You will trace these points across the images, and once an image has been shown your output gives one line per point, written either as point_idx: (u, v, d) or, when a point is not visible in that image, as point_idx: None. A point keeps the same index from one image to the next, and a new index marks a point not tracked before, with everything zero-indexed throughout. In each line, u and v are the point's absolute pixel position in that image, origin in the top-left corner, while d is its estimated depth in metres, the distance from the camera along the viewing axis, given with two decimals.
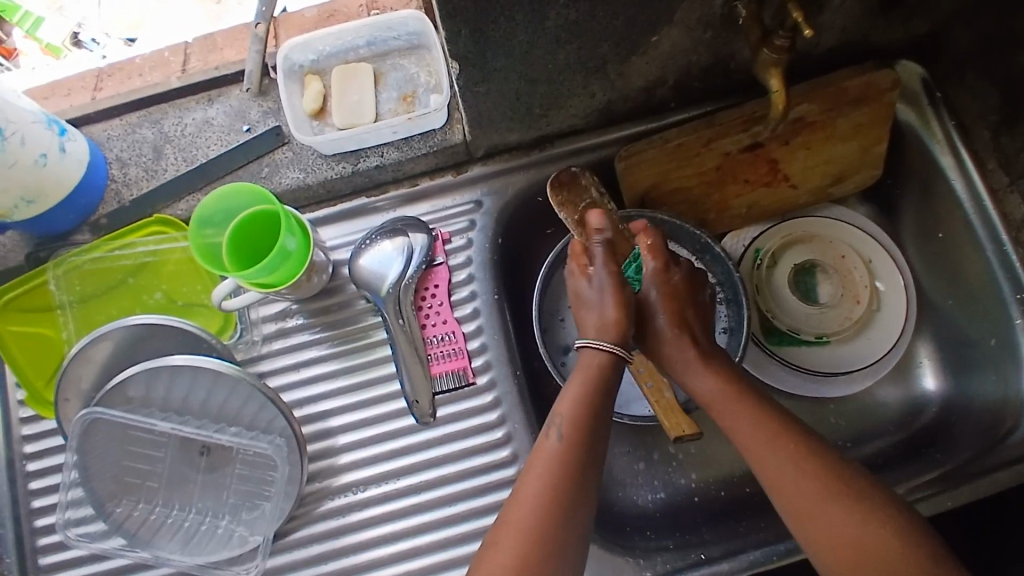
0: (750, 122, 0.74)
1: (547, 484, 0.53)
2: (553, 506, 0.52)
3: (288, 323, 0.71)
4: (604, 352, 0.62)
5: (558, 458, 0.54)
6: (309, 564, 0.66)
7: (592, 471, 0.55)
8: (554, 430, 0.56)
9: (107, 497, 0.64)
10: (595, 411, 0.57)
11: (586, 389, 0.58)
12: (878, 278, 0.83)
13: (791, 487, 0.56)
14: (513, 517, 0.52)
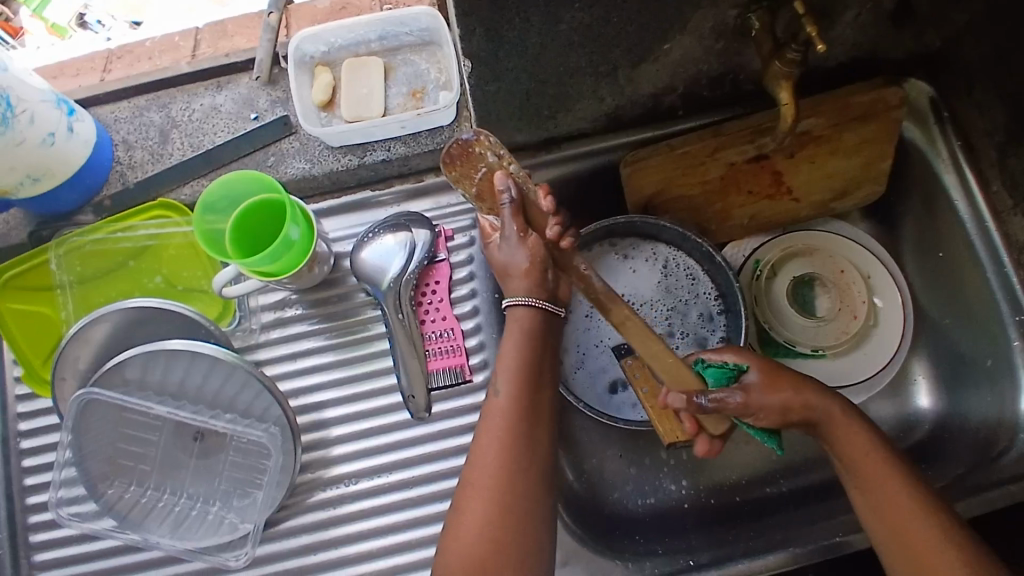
0: (756, 133, 0.74)
1: (497, 440, 0.56)
2: (508, 458, 0.56)
3: (286, 313, 0.72)
4: (540, 309, 0.61)
5: (506, 412, 0.57)
6: (299, 553, 0.66)
7: (537, 418, 0.58)
8: (499, 386, 0.59)
9: (100, 477, 0.64)
10: (537, 364, 0.60)
11: (525, 342, 0.60)
12: (876, 294, 0.84)
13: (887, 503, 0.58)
14: (478, 475, 0.56)
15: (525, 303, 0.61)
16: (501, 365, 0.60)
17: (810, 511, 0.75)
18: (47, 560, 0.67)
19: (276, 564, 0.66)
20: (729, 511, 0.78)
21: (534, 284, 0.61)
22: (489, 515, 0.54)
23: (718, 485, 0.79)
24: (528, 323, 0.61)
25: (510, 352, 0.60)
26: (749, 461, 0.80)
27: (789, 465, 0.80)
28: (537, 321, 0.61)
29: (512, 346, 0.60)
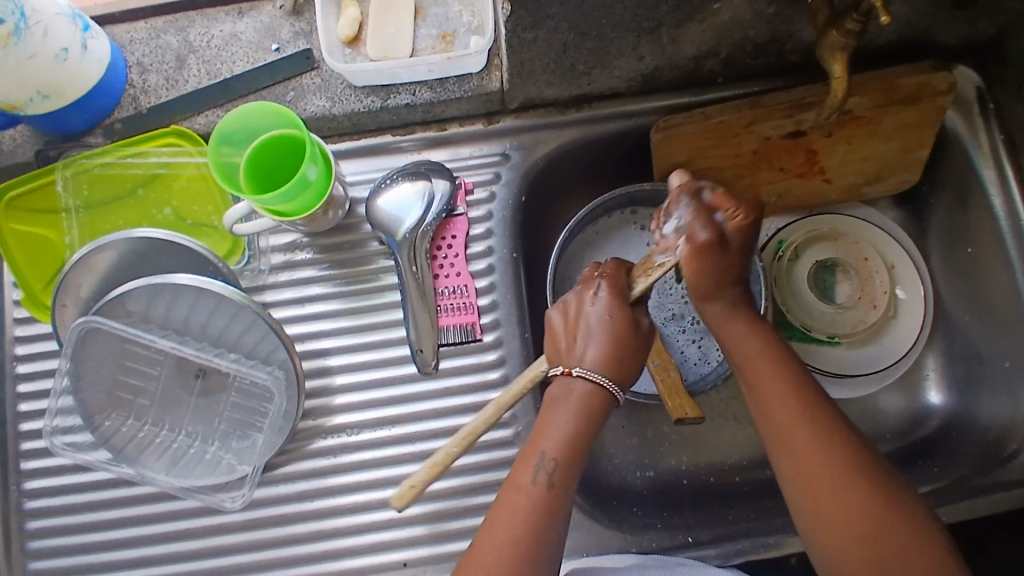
0: (796, 107, 0.71)
1: (517, 534, 0.50)
2: (527, 557, 0.50)
3: (296, 256, 0.70)
4: (605, 387, 0.56)
5: (542, 504, 0.52)
6: (295, 499, 0.66)
7: (564, 518, 0.52)
8: (542, 473, 0.53)
9: (97, 409, 0.62)
10: (582, 454, 0.54)
11: (578, 427, 0.54)
12: (898, 285, 0.81)
13: (824, 490, 0.52)
14: (480, 572, 0.50)
15: (591, 375, 0.55)
16: (542, 444, 0.54)
17: None
18: (38, 487, 0.66)
19: (271, 508, 0.65)
20: (729, 491, 0.77)
21: (608, 358, 0.56)
22: None
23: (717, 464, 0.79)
24: (585, 400, 0.55)
25: (560, 426, 0.54)
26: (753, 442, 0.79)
27: None
28: (599, 403, 0.56)
29: (565, 423, 0.54)
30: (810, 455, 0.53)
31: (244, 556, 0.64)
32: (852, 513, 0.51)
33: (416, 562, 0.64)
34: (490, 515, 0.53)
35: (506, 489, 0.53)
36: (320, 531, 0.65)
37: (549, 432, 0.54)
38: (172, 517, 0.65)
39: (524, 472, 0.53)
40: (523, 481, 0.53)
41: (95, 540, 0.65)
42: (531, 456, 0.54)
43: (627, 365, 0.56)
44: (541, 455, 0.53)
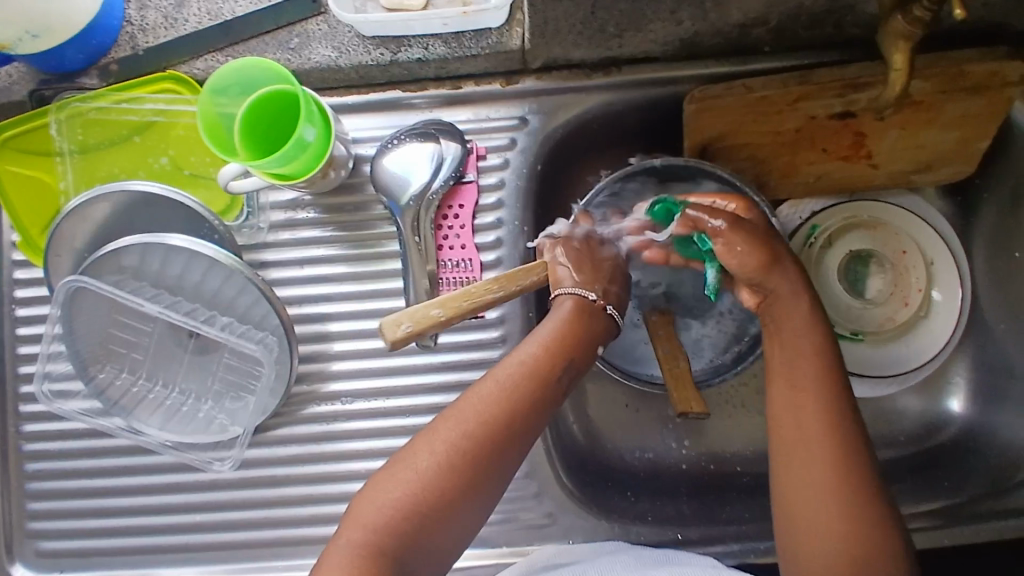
0: (848, 87, 0.64)
1: (511, 402, 0.51)
2: (514, 425, 0.51)
3: (298, 216, 0.66)
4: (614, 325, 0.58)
5: (537, 385, 0.52)
6: (288, 462, 0.65)
7: (552, 408, 0.53)
8: (548, 361, 0.53)
9: (90, 360, 0.62)
10: (583, 352, 0.54)
11: (579, 330, 0.55)
12: (935, 286, 0.76)
13: (804, 467, 0.52)
14: (461, 420, 0.50)
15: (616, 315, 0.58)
16: (546, 335, 0.54)
17: None
18: (37, 430, 0.66)
19: (263, 469, 0.65)
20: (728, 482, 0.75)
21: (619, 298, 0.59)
22: (449, 455, 0.49)
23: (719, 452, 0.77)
24: (595, 318, 0.56)
25: (558, 330, 0.54)
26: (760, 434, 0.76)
27: None
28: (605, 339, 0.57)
29: (569, 327, 0.54)
30: (811, 415, 0.53)
31: (235, 513, 0.65)
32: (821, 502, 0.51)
33: None
34: (487, 374, 0.53)
35: (508, 356, 0.53)
36: (310, 497, 0.65)
37: (555, 327, 0.54)
38: (166, 469, 0.65)
39: (531, 342, 0.54)
40: (532, 355, 0.53)
41: (92, 485, 0.66)
42: (544, 337, 0.54)
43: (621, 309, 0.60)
44: (550, 345, 0.53)
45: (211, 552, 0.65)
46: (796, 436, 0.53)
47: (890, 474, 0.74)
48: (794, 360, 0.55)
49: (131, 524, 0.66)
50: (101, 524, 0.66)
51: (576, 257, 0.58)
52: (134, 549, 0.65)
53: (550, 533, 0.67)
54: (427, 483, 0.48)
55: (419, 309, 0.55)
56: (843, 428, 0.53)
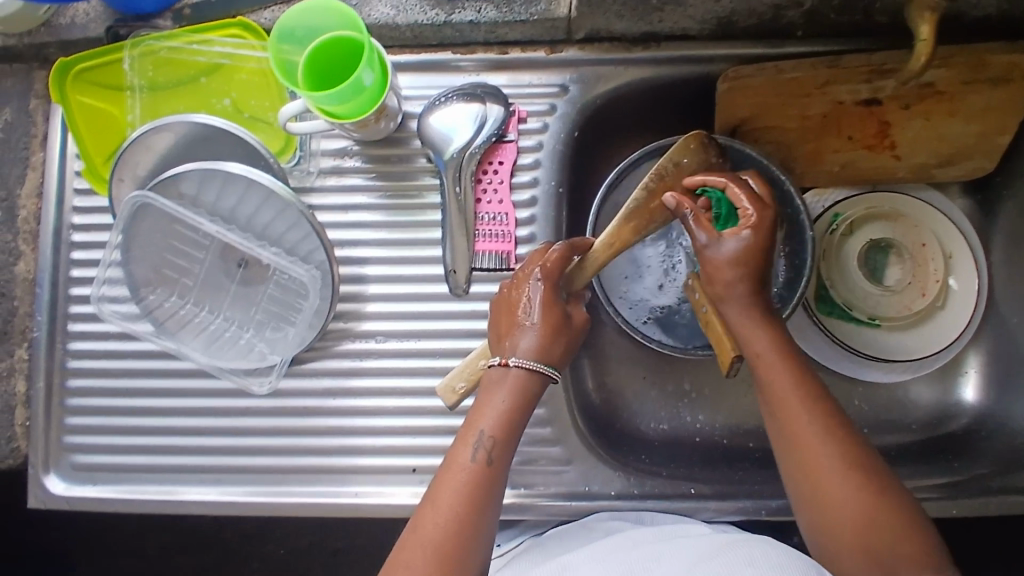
0: (875, 73, 0.68)
1: (459, 506, 0.52)
2: (470, 525, 0.51)
3: (344, 163, 0.71)
4: (536, 370, 0.57)
5: (479, 480, 0.53)
6: (318, 394, 0.68)
7: (500, 489, 0.54)
8: (481, 450, 0.54)
9: (143, 282, 0.66)
10: (511, 429, 0.55)
11: (503, 411, 0.56)
12: (953, 275, 0.78)
13: (807, 450, 0.54)
14: (421, 541, 0.51)
15: (527, 364, 0.57)
16: (482, 422, 0.55)
17: None
18: (83, 348, 0.70)
19: (293, 399, 0.68)
20: (739, 454, 0.78)
21: (539, 346, 0.57)
22: None
23: (731, 424, 0.80)
24: (503, 385, 0.57)
25: (485, 412, 0.55)
26: None
27: None
28: (535, 387, 0.57)
29: (498, 403, 0.56)
30: (804, 429, 0.54)
31: (264, 440, 0.68)
32: (832, 474, 0.53)
33: (425, 469, 0.67)
34: (429, 489, 0.54)
35: (444, 467, 0.54)
36: (337, 428, 0.68)
37: (483, 412, 0.56)
38: (201, 394, 0.69)
39: (458, 446, 0.55)
40: (461, 458, 0.54)
41: (132, 404, 0.69)
42: (468, 434, 0.55)
43: (563, 347, 0.59)
44: (478, 433, 0.55)
45: (238, 475, 0.68)
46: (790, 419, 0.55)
47: (900, 456, 0.76)
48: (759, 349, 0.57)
49: (164, 444, 0.69)
50: (136, 442, 0.69)
51: (507, 304, 0.61)
52: (165, 468, 0.69)
53: (564, 481, 0.69)
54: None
55: (466, 367, 0.63)
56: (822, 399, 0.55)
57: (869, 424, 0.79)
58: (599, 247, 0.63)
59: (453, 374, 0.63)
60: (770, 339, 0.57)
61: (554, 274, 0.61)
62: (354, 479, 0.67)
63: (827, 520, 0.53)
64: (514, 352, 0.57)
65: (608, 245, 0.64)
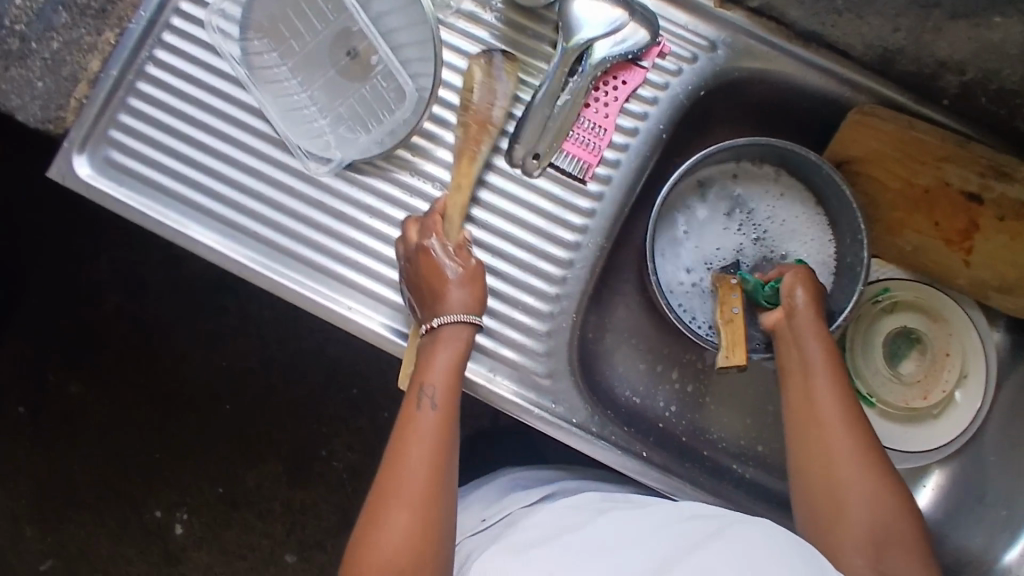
0: (993, 171, 0.70)
1: (427, 450, 0.58)
2: (440, 463, 0.58)
3: (481, 14, 0.71)
4: (466, 321, 0.63)
5: (438, 425, 0.60)
6: (356, 206, 0.68)
7: (456, 436, 0.61)
8: (428, 401, 0.60)
9: (256, 27, 0.66)
10: (456, 377, 0.62)
11: (451, 365, 0.62)
12: (961, 388, 0.80)
13: (846, 484, 0.60)
14: (400, 497, 0.56)
15: (455, 318, 0.63)
16: (424, 379, 0.61)
17: (755, 500, 0.76)
18: (166, 60, 0.70)
19: (331, 198, 0.68)
20: (690, 453, 0.80)
21: (464, 305, 0.63)
22: (412, 533, 0.55)
23: (696, 426, 0.82)
24: (438, 345, 0.63)
25: (421, 372, 0.61)
26: (736, 433, 0.82)
27: (766, 461, 0.81)
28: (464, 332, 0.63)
29: (438, 361, 0.62)
30: (836, 442, 0.62)
31: (287, 221, 0.68)
32: (864, 507, 0.59)
33: (419, 318, 0.67)
34: (391, 453, 0.59)
35: (406, 428, 0.60)
36: (358, 244, 0.68)
37: (430, 369, 0.61)
38: (249, 151, 0.69)
39: (414, 407, 0.60)
40: (411, 409, 0.60)
41: (186, 132, 0.69)
42: (418, 392, 0.61)
43: (483, 291, 0.65)
44: (422, 388, 0.61)
45: (249, 239, 0.68)
46: (833, 454, 0.61)
47: None
48: (816, 385, 0.64)
49: (197, 181, 0.69)
50: (174, 166, 0.69)
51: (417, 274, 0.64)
52: (188, 201, 0.69)
53: None
54: (420, 526, 0.55)
55: (410, 351, 0.66)
56: (867, 437, 0.62)
57: None
58: (450, 194, 0.67)
59: (405, 361, 0.66)
60: (832, 380, 0.64)
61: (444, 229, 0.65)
62: (351, 296, 0.67)
63: (840, 526, 0.59)
64: (437, 313, 0.63)
65: (456, 187, 0.67)
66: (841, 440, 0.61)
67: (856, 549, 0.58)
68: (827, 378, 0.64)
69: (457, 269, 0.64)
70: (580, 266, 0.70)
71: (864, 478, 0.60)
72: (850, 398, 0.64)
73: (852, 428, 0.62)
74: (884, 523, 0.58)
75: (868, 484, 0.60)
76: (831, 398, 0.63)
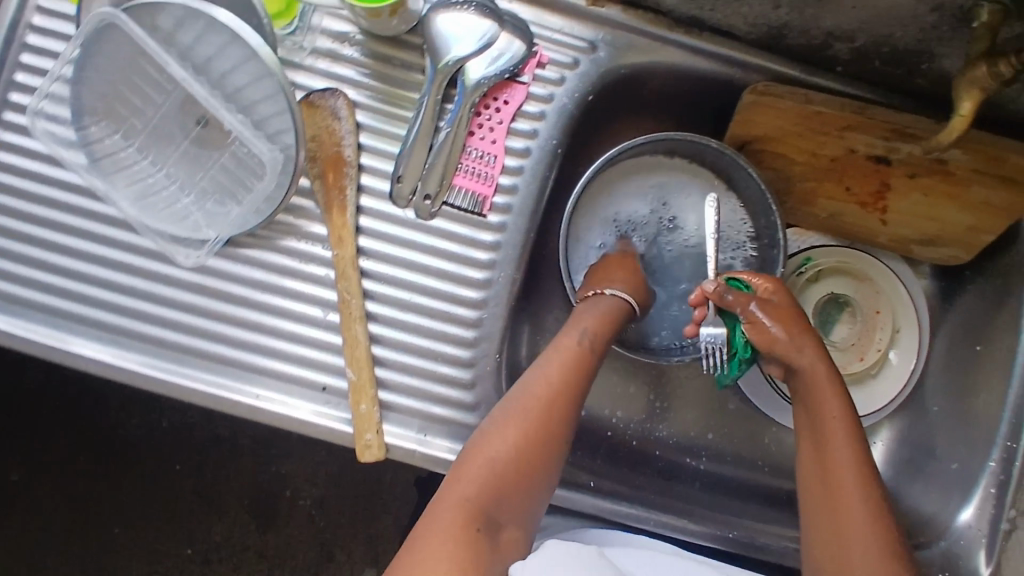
0: (896, 133, 0.67)
1: (557, 375, 0.60)
2: (542, 415, 0.58)
3: (342, 50, 0.64)
4: (614, 296, 0.67)
5: (579, 355, 0.61)
6: (246, 284, 0.63)
7: (586, 381, 0.61)
8: (580, 335, 0.62)
9: (88, 110, 0.59)
10: (599, 342, 0.63)
11: (592, 326, 0.64)
12: (894, 348, 0.80)
13: (847, 512, 0.57)
14: (483, 452, 0.56)
15: (618, 293, 0.67)
16: (576, 325, 0.64)
17: (713, 497, 0.75)
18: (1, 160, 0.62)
19: (218, 280, 0.63)
20: (643, 458, 0.78)
21: (626, 283, 0.68)
22: (484, 478, 0.55)
23: (644, 429, 0.80)
24: (597, 301, 0.66)
25: (584, 313, 0.65)
26: (685, 428, 0.80)
27: (719, 451, 0.80)
28: (615, 305, 0.66)
29: (585, 321, 0.64)
30: (840, 461, 0.58)
31: (175, 313, 0.63)
32: (863, 540, 0.55)
33: (335, 391, 0.63)
34: (515, 390, 0.60)
35: (534, 368, 0.61)
36: (254, 324, 0.63)
37: (574, 326, 0.63)
38: (123, 248, 0.62)
39: (558, 342, 0.62)
40: (559, 346, 0.62)
41: (40, 236, 0.62)
42: (572, 326, 0.63)
43: (641, 279, 0.70)
44: (576, 327, 0.63)
45: (136, 341, 0.62)
46: (835, 475, 0.58)
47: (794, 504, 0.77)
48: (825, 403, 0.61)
49: (66, 287, 0.62)
50: (36, 276, 0.62)
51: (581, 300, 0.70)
52: (59, 311, 0.62)
53: None
54: (497, 471, 0.55)
55: (359, 418, 0.61)
56: (865, 458, 0.59)
57: (772, 466, 0.80)
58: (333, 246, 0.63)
59: (362, 427, 0.61)
60: (833, 397, 0.61)
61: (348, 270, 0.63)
62: (258, 381, 0.63)
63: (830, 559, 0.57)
64: (607, 282, 0.68)
65: (335, 238, 0.63)
66: (847, 461, 0.58)
67: None
68: (827, 395, 0.61)
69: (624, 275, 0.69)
70: (496, 304, 0.66)
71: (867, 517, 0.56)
72: (853, 418, 0.60)
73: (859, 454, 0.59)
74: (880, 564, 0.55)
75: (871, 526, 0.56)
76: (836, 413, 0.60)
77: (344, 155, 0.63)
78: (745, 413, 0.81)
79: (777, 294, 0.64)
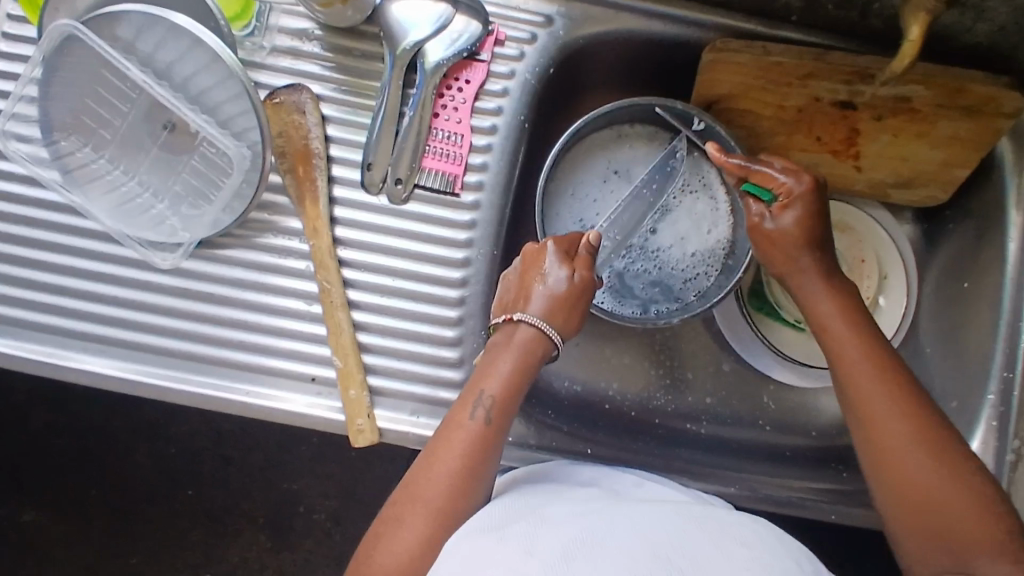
0: (858, 76, 0.67)
1: (457, 462, 0.54)
2: (466, 484, 0.54)
3: (302, 47, 0.66)
4: (528, 326, 0.59)
5: (478, 437, 0.55)
6: (229, 283, 0.64)
7: (501, 445, 0.56)
8: (480, 408, 0.56)
9: (58, 125, 0.61)
10: (520, 388, 0.58)
11: (510, 370, 0.57)
12: (883, 293, 0.79)
13: (893, 431, 0.55)
14: (413, 515, 0.52)
15: (533, 322, 0.59)
16: (483, 383, 0.57)
17: (715, 458, 0.75)
18: None
19: (201, 282, 0.64)
20: (643, 427, 0.78)
21: (551, 313, 0.60)
22: (428, 535, 0.51)
23: (642, 400, 0.80)
24: (511, 332, 0.59)
25: (497, 363, 0.58)
26: (681, 395, 0.80)
27: (718, 413, 0.80)
28: (538, 347, 0.59)
29: (503, 364, 0.57)
30: (872, 384, 0.57)
31: (163, 319, 0.63)
32: (911, 447, 0.54)
33: (326, 381, 0.63)
34: (429, 451, 0.55)
35: (448, 430, 0.56)
36: (240, 323, 0.63)
37: (489, 374, 0.58)
38: (104, 258, 0.63)
39: (465, 409, 0.57)
40: (462, 416, 0.56)
41: (23, 255, 0.63)
42: (472, 394, 0.57)
43: (572, 303, 0.61)
44: (480, 393, 0.57)
45: (126, 349, 0.63)
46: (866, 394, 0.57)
47: (798, 458, 0.76)
48: (835, 329, 0.60)
49: (52, 304, 0.63)
50: (21, 295, 0.63)
51: (522, 272, 0.62)
52: (49, 327, 0.63)
53: None
54: (410, 555, 0.51)
55: (351, 404, 0.62)
56: (897, 375, 0.57)
57: (772, 423, 0.80)
58: (308, 237, 0.64)
59: (353, 412, 0.62)
60: (847, 322, 0.60)
61: (326, 258, 0.63)
62: (248, 378, 0.63)
63: (906, 499, 0.53)
64: (520, 309, 0.60)
65: (310, 230, 0.64)
66: (874, 377, 0.57)
67: (928, 519, 0.52)
68: (838, 321, 0.61)
69: (563, 274, 0.61)
70: (477, 282, 0.66)
71: (911, 430, 0.54)
72: (872, 332, 0.60)
73: (886, 367, 0.57)
74: (929, 460, 0.53)
75: (918, 438, 0.54)
76: (849, 330, 0.60)
77: (310, 147, 0.64)
78: (740, 373, 0.81)
79: (802, 203, 0.63)
